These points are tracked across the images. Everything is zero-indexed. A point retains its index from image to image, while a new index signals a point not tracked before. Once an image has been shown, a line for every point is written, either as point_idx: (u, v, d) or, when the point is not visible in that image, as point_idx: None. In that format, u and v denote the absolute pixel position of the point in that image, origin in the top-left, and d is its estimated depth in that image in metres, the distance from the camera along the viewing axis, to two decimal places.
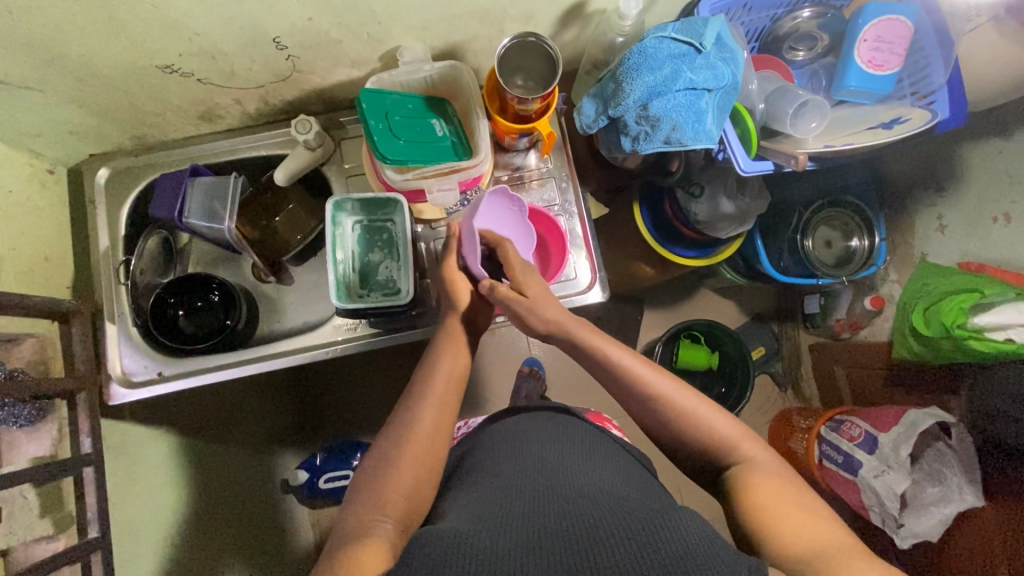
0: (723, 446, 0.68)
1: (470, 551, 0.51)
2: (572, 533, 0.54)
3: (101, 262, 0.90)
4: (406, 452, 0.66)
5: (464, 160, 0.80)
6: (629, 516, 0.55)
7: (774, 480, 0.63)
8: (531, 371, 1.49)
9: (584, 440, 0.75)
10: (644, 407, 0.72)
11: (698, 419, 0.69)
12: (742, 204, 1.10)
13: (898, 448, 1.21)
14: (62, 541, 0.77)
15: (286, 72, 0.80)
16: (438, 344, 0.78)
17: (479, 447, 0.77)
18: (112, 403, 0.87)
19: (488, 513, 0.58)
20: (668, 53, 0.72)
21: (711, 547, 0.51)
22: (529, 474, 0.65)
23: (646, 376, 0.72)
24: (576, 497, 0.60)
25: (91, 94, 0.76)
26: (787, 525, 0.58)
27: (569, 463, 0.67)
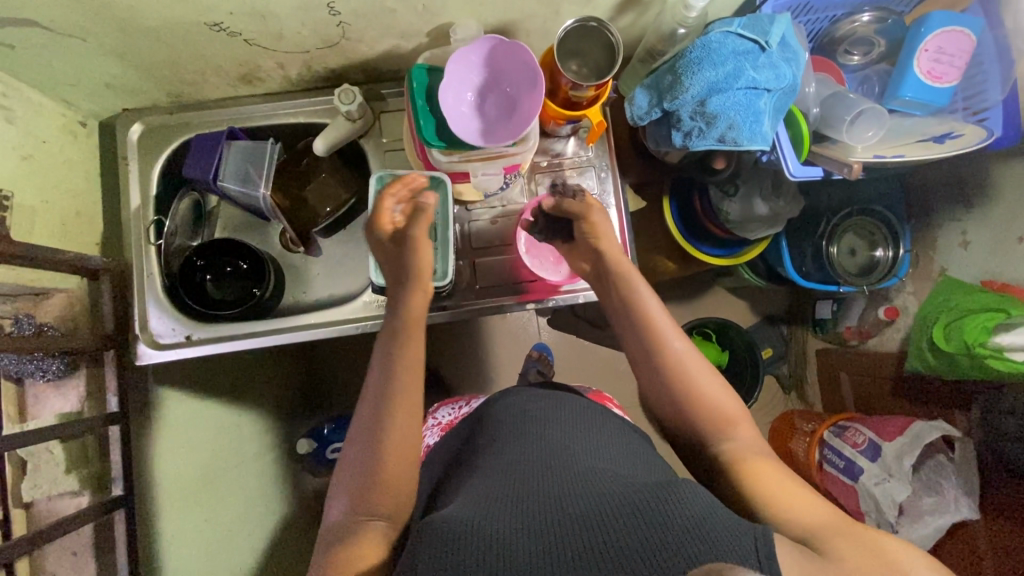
0: (718, 423, 0.68)
1: (466, 540, 0.50)
2: (572, 514, 0.53)
3: (132, 220, 0.87)
4: (389, 438, 0.63)
5: (509, 148, 0.77)
6: (634, 490, 0.55)
7: (766, 461, 0.64)
8: (540, 355, 1.50)
9: (576, 413, 0.73)
10: (648, 366, 0.72)
11: (696, 393, 0.69)
12: (776, 206, 1.11)
13: (901, 457, 1.23)
14: (87, 496, 0.78)
15: (335, 39, 0.78)
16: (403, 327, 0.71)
17: (481, 422, 0.76)
18: (140, 364, 0.86)
19: (489, 499, 0.57)
20: (732, 49, 0.70)
21: (716, 517, 0.51)
22: (532, 455, 0.63)
23: (664, 340, 0.72)
24: (578, 475, 0.59)
25: (134, 47, 0.74)
26: (787, 506, 0.60)
27: (569, 444, 0.65)
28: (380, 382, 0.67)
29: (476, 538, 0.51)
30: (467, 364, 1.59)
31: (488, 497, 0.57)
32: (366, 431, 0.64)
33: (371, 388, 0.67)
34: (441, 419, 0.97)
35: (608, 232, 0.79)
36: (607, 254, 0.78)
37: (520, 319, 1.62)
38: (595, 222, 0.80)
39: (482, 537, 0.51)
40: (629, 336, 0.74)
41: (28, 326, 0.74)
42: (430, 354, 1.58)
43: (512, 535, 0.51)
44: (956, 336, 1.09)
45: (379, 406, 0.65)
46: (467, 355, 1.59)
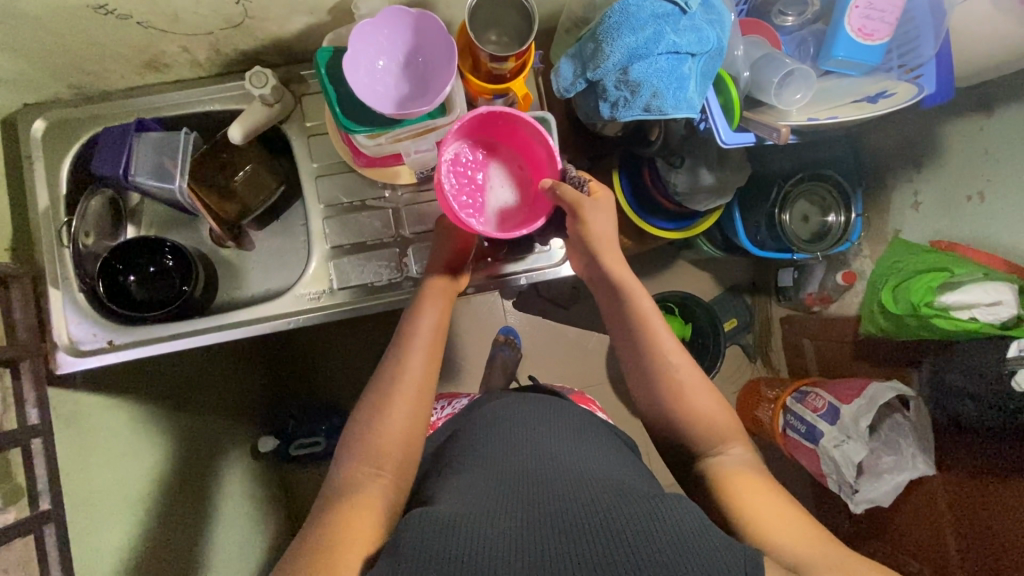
0: (714, 437, 0.72)
1: (459, 538, 0.49)
2: (563, 518, 0.53)
3: (41, 223, 0.82)
4: (388, 409, 0.68)
5: (438, 120, 0.75)
6: (624, 499, 0.54)
7: (759, 478, 0.67)
8: (508, 340, 1.53)
9: (574, 432, 0.72)
10: (648, 375, 0.76)
11: (693, 407, 0.73)
12: (722, 175, 1.09)
13: (858, 419, 1.25)
14: (13, 513, 0.75)
15: (238, 18, 0.73)
16: (419, 305, 0.78)
17: (468, 430, 0.77)
18: (62, 373, 0.82)
19: (481, 499, 0.56)
20: (651, 12, 0.67)
21: (704, 530, 0.51)
22: (522, 458, 0.64)
23: (665, 351, 0.76)
24: (569, 481, 0.58)
25: (19, 37, 0.68)
26: (767, 520, 0.61)
27: (560, 450, 0.66)
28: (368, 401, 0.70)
29: (466, 528, 0.50)
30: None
31: (478, 496, 0.57)
32: (372, 396, 0.70)
33: (385, 357, 0.74)
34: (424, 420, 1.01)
35: (598, 231, 0.77)
36: (602, 258, 0.79)
37: (484, 304, 1.60)
38: (586, 217, 0.76)
39: (469, 531, 0.50)
40: (626, 339, 0.79)
41: None
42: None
43: (501, 530, 0.51)
44: (903, 298, 1.09)
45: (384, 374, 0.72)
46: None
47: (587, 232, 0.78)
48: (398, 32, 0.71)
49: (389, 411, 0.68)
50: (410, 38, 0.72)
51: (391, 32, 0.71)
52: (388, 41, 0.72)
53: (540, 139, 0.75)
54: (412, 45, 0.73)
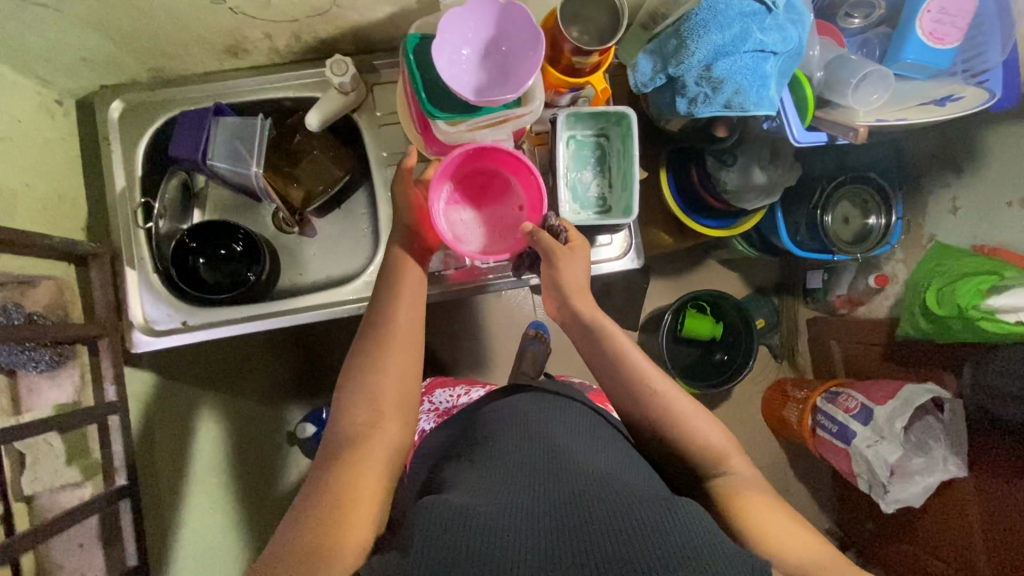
0: (711, 458, 0.70)
1: (467, 538, 0.50)
2: (570, 521, 0.53)
3: (117, 203, 0.83)
4: (372, 383, 0.69)
5: (516, 109, 0.75)
6: (635, 503, 0.55)
7: (762, 498, 0.66)
8: (538, 334, 1.49)
9: (579, 416, 0.71)
10: (639, 405, 0.73)
11: (690, 427, 0.71)
12: (773, 175, 1.11)
13: (893, 420, 1.26)
14: (89, 489, 0.77)
15: (324, 6, 0.74)
16: (392, 303, 0.74)
17: (477, 415, 0.76)
18: (135, 351, 0.84)
19: (492, 494, 0.57)
20: (739, 11, 0.68)
21: (713, 539, 0.51)
22: (530, 449, 0.63)
23: (648, 381, 0.74)
24: (579, 479, 0.58)
25: (114, 20, 0.70)
26: (771, 533, 0.62)
27: (568, 441, 0.65)
28: (364, 388, 0.68)
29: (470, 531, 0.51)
30: (464, 344, 1.58)
31: (488, 492, 0.57)
32: (359, 372, 0.70)
33: (364, 339, 0.73)
34: (437, 404, 0.96)
35: (571, 275, 0.76)
36: (572, 301, 0.76)
37: (515, 297, 1.61)
38: (558, 262, 0.75)
39: (472, 534, 0.51)
40: (608, 373, 0.76)
41: (18, 314, 0.72)
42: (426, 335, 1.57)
43: (507, 529, 0.52)
44: (949, 300, 1.11)
45: (366, 357, 0.71)
46: (463, 335, 1.58)
47: (557, 277, 0.76)
48: (480, 15, 0.71)
49: (377, 383, 0.69)
50: (491, 23, 0.72)
51: (474, 17, 0.71)
52: (471, 26, 0.72)
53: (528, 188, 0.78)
54: (494, 29, 0.73)
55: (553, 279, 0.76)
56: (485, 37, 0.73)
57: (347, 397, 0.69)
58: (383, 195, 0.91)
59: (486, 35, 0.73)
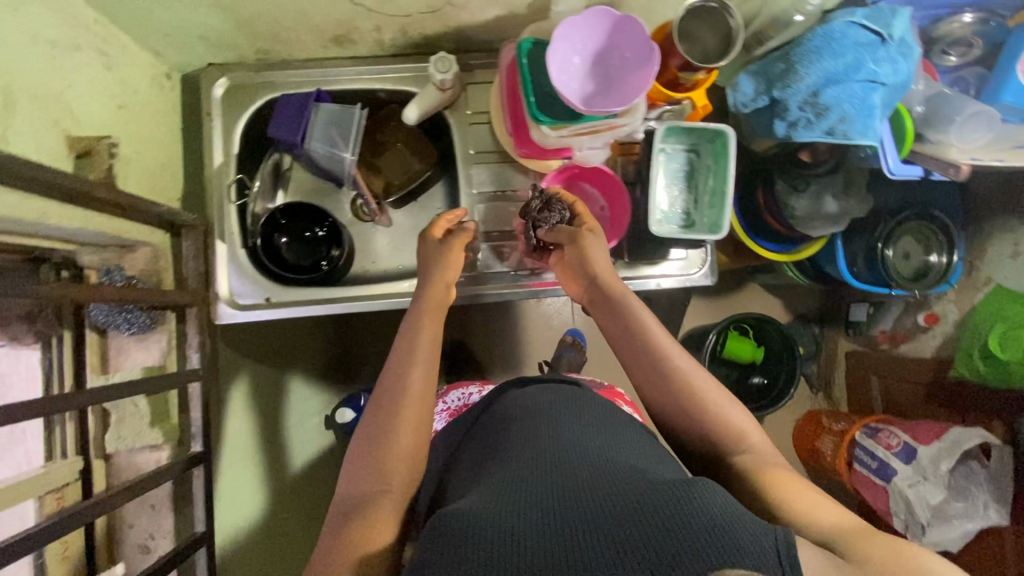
0: (733, 437, 0.66)
1: (476, 531, 0.45)
2: (578, 502, 0.49)
3: (214, 178, 0.86)
4: (397, 398, 0.65)
5: (616, 119, 0.76)
6: (648, 486, 0.50)
7: (784, 471, 0.61)
8: (574, 342, 1.48)
9: (594, 411, 0.67)
10: (663, 386, 0.70)
11: (709, 409, 0.68)
12: (845, 205, 1.10)
13: (938, 461, 1.22)
14: (167, 452, 0.79)
15: (439, 5, 0.76)
16: (416, 315, 0.73)
17: (488, 412, 0.73)
18: (218, 323, 0.86)
19: (501, 488, 0.52)
20: (854, 41, 0.69)
21: (736, 516, 0.46)
22: (539, 442, 0.59)
23: (672, 361, 0.70)
24: (591, 466, 0.54)
25: (240, 2, 0.72)
26: (803, 503, 0.56)
27: (580, 434, 0.61)
28: (376, 403, 0.66)
29: (478, 515, 0.47)
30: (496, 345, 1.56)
31: (496, 483, 0.53)
32: (384, 387, 0.67)
33: (395, 354, 0.69)
34: (449, 404, 0.91)
35: (599, 255, 0.77)
36: (602, 282, 0.76)
37: (557, 303, 1.61)
38: (586, 242, 0.78)
39: (475, 520, 0.46)
40: (634, 357, 0.73)
41: (119, 277, 0.77)
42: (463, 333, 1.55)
43: (512, 511, 0.47)
44: None
45: (394, 371, 0.67)
46: (498, 336, 1.57)
47: (586, 261, 0.77)
48: (591, 22, 0.72)
49: (400, 401, 0.65)
50: (601, 30, 0.74)
51: (586, 24, 0.73)
52: (581, 33, 0.73)
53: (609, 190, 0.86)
54: (603, 37, 0.74)
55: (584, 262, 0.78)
56: (593, 43, 0.74)
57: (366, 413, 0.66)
58: (466, 193, 0.92)
59: (593, 42, 0.74)
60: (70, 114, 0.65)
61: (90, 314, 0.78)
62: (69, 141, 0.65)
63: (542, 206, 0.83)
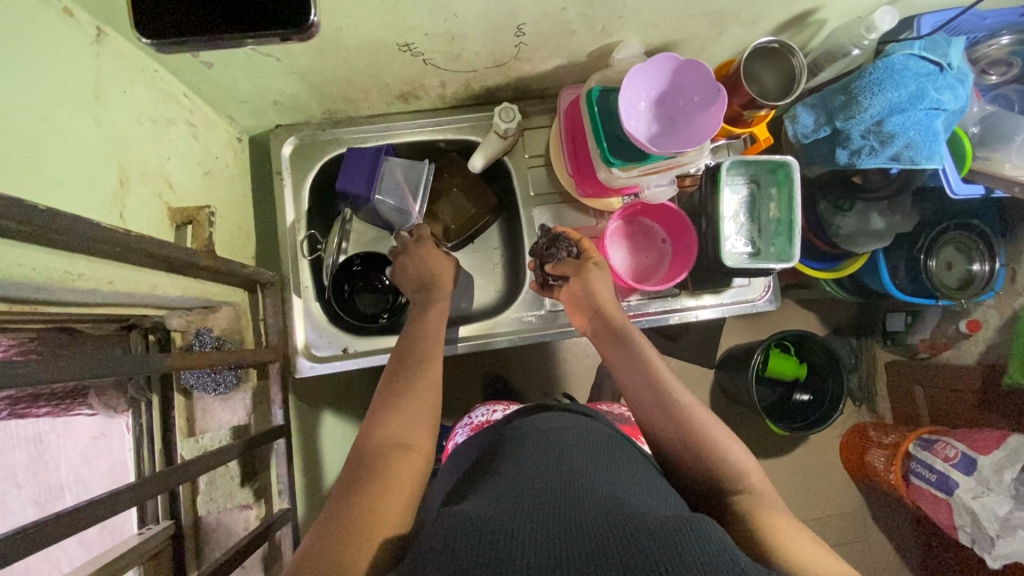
0: (732, 475, 0.64)
1: (479, 540, 0.45)
2: (573, 528, 0.48)
3: (287, 235, 0.88)
4: (393, 415, 0.65)
5: (683, 157, 0.78)
6: (644, 519, 0.49)
7: (784, 516, 0.59)
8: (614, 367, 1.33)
9: (598, 439, 0.65)
10: (663, 414, 0.69)
11: (715, 444, 0.66)
12: (892, 221, 1.08)
13: (1001, 470, 1.12)
14: (256, 511, 0.80)
15: (506, 59, 0.80)
16: (428, 341, 0.75)
17: (496, 435, 0.72)
18: (298, 376, 0.87)
19: (508, 505, 0.52)
20: (915, 71, 0.72)
21: (729, 556, 0.45)
22: (547, 466, 0.58)
23: (670, 391, 0.71)
24: (589, 496, 0.53)
25: (319, 68, 0.75)
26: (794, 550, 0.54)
27: (587, 461, 0.60)
28: (389, 413, 0.65)
29: (476, 525, 0.47)
30: (534, 377, 1.40)
31: (498, 501, 0.53)
32: (385, 408, 0.65)
33: (396, 382, 0.69)
34: (474, 418, 0.93)
35: (603, 288, 0.80)
36: (605, 309, 0.79)
37: None
38: (590, 273, 0.81)
39: (482, 530, 0.47)
40: (633, 381, 0.73)
41: (208, 340, 0.78)
42: (508, 366, 1.40)
43: (513, 527, 0.48)
44: None
45: (387, 395, 0.67)
46: (536, 363, 1.41)
47: (589, 289, 0.80)
48: (658, 68, 0.75)
49: (397, 419, 0.64)
50: (668, 74, 0.76)
51: (653, 68, 0.75)
52: (648, 77, 0.75)
53: (671, 219, 0.88)
54: (669, 80, 0.76)
55: (588, 292, 0.80)
56: (661, 87, 0.77)
57: (377, 416, 0.65)
58: (530, 235, 0.94)
59: (660, 85, 0.77)
60: (168, 184, 0.67)
61: (179, 376, 0.78)
62: (171, 212, 0.67)
63: (548, 243, 0.86)
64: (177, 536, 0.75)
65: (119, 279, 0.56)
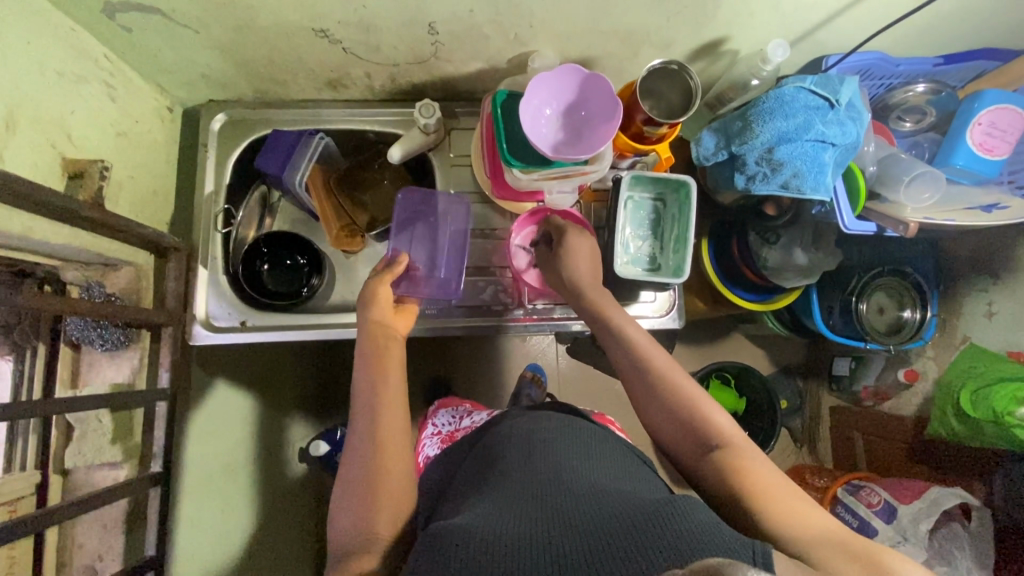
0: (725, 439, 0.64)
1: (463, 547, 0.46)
2: (555, 523, 0.49)
3: (203, 206, 0.90)
4: (381, 419, 0.66)
5: (584, 165, 0.80)
6: (632, 507, 0.49)
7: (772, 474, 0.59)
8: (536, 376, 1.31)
9: (579, 438, 0.66)
10: (650, 397, 0.69)
11: (708, 414, 0.66)
12: (814, 257, 1.10)
13: (918, 522, 1.08)
14: (124, 470, 0.80)
15: (426, 56, 0.83)
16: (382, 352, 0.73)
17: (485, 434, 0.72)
18: (193, 343, 0.87)
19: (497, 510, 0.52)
20: (805, 104, 0.75)
21: (713, 528, 0.46)
22: (519, 471, 0.58)
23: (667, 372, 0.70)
24: (572, 489, 0.54)
25: (239, 44, 0.77)
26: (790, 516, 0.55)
27: (560, 457, 0.60)
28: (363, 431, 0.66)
29: (459, 533, 0.48)
30: (464, 381, 1.40)
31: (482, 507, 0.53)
32: (363, 417, 0.67)
33: (361, 396, 0.69)
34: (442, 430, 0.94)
35: (579, 264, 0.80)
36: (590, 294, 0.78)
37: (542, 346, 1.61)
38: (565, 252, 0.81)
39: (467, 539, 0.47)
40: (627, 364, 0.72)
41: (98, 294, 0.79)
42: (440, 365, 1.40)
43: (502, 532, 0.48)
44: (984, 404, 1.03)
45: (364, 395, 0.69)
46: (472, 367, 1.41)
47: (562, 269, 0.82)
48: (564, 79, 0.78)
49: (371, 431, 0.65)
50: (576, 85, 0.79)
51: (562, 79, 0.78)
52: (555, 86, 0.78)
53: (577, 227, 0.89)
54: (577, 90, 0.79)
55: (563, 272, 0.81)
56: (570, 96, 0.80)
57: (355, 431, 0.67)
58: None
59: (569, 95, 0.80)
60: (67, 136, 0.69)
61: (65, 329, 0.79)
62: (63, 161, 0.69)
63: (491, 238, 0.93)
64: (42, 484, 0.75)
65: None
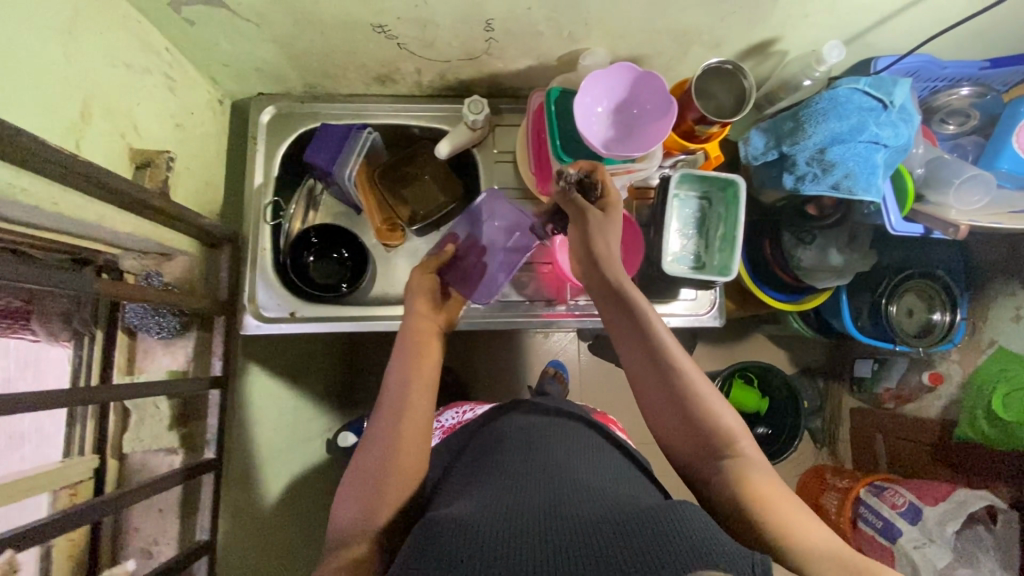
0: (724, 438, 0.62)
1: (464, 541, 0.45)
2: (558, 521, 0.47)
3: (253, 198, 0.91)
4: (404, 420, 0.64)
5: (635, 163, 0.81)
6: (633, 509, 0.47)
7: (771, 482, 0.59)
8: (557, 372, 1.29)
9: (591, 446, 0.65)
10: (648, 384, 0.66)
11: (710, 412, 0.63)
12: (850, 258, 1.10)
13: (944, 523, 1.08)
14: (179, 456, 0.82)
15: (478, 53, 0.84)
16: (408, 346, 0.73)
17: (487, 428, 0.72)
18: (244, 334, 0.89)
19: (500, 506, 0.50)
20: (858, 105, 0.75)
21: (715, 538, 0.43)
22: (529, 472, 0.57)
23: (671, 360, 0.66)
24: (575, 493, 0.52)
25: (297, 38, 0.78)
26: (791, 528, 0.56)
27: (572, 462, 0.59)
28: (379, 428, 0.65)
29: (459, 526, 0.46)
30: (490, 376, 1.41)
31: (484, 501, 0.51)
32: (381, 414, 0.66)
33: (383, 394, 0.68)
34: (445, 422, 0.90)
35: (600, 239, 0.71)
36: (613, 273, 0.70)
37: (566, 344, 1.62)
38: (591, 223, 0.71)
39: (467, 534, 0.45)
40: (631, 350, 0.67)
41: (156, 281, 0.81)
42: (468, 360, 1.41)
43: (500, 527, 0.46)
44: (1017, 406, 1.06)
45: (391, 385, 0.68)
46: (499, 362, 1.42)
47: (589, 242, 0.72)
48: (618, 78, 0.79)
49: (383, 426, 0.64)
50: (630, 84, 0.79)
51: (615, 78, 0.79)
52: (608, 84, 0.79)
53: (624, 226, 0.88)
54: (629, 89, 0.80)
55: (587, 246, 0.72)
56: (623, 95, 0.80)
57: (372, 425, 0.66)
58: None
59: (620, 93, 0.80)
60: (134, 127, 0.71)
61: (124, 315, 0.81)
62: (130, 152, 0.71)
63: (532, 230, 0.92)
64: (101, 467, 0.78)
65: (64, 200, 0.59)
